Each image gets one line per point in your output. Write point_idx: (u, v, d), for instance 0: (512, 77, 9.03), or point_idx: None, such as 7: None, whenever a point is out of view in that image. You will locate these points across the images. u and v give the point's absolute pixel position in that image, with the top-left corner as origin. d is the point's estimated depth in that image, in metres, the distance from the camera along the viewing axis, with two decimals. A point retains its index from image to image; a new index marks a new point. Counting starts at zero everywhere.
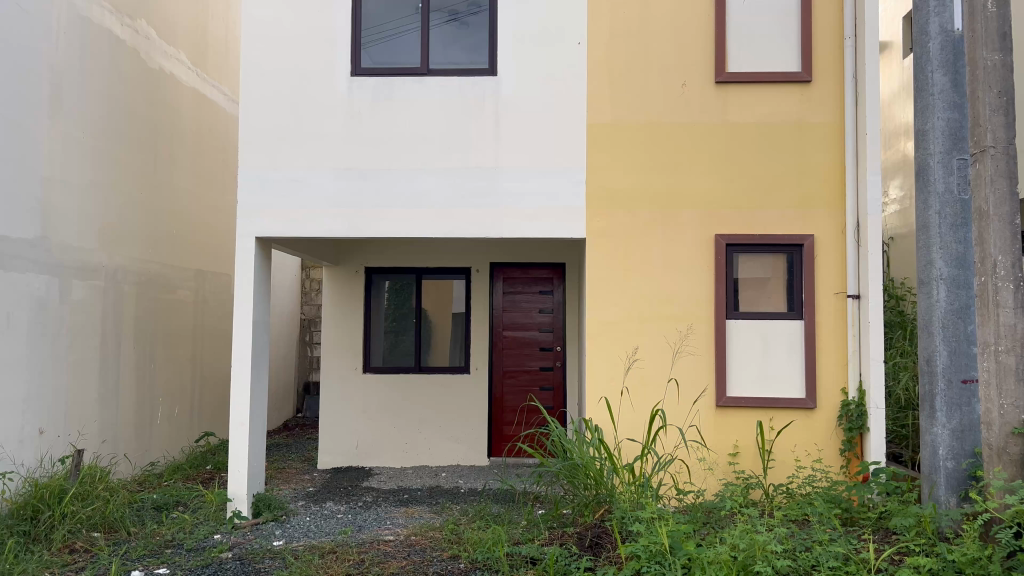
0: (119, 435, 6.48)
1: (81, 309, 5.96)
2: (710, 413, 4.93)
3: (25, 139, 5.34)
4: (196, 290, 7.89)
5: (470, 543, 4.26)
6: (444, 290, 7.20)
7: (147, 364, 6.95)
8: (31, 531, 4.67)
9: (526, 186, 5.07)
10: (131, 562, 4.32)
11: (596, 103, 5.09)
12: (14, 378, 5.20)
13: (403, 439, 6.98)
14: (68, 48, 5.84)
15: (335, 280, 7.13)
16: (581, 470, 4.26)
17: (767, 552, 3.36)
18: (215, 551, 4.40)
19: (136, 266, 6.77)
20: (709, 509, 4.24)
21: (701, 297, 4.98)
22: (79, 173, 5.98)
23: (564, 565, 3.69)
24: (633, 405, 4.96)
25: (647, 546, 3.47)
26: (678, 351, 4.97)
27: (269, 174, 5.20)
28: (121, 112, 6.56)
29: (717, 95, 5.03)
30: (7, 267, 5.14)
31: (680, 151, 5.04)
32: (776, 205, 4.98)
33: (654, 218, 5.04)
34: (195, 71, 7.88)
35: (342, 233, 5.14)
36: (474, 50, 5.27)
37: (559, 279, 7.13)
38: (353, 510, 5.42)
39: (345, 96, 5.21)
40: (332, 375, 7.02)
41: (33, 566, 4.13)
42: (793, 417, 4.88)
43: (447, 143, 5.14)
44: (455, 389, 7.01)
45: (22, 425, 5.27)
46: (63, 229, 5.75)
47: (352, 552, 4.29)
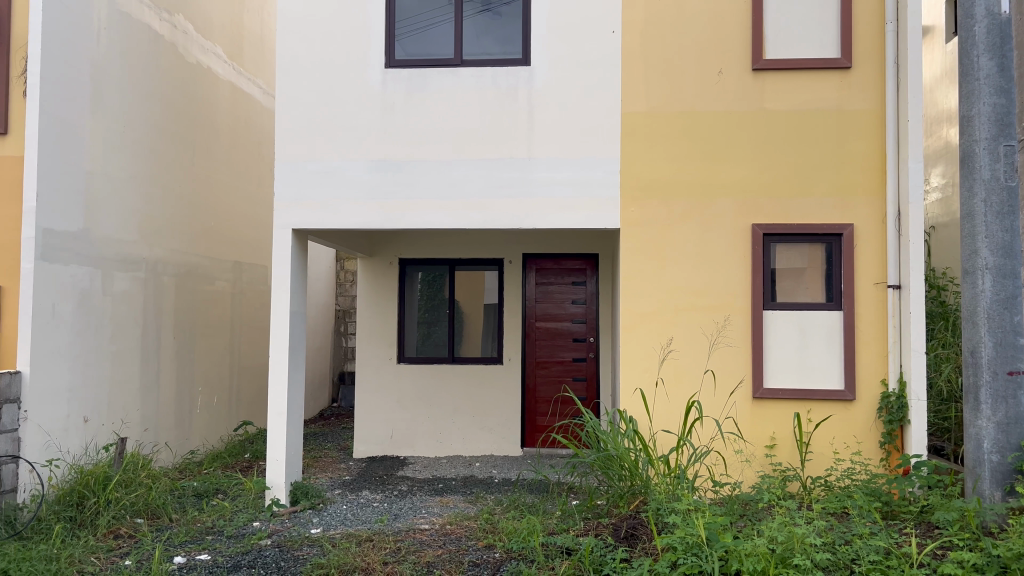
0: (160, 424, 6.60)
1: (123, 300, 6.07)
2: (747, 404, 4.88)
3: (67, 134, 5.45)
4: (234, 281, 8.01)
5: (504, 533, 4.28)
6: (477, 281, 7.22)
7: (187, 355, 7.07)
8: (77, 517, 4.80)
9: (560, 176, 5.05)
10: (173, 548, 4.41)
11: (631, 92, 5.05)
12: (58, 367, 5.30)
13: (437, 429, 7.02)
14: (109, 44, 5.93)
15: (369, 270, 7.18)
16: (616, 461, 4.25)
17: (806, 545, 3.34)
18: (254, 538, 4.47)
19: (175, 258, 6.88)
20: (746, 501, 4.21)
21: (737, 288, 4.93)
22: (120, 166, 6.08)
23: (600, 556, 3.68)
24: (668, 396, 4.93)
25: (684, 538, 3.45)
26: (714, 342, 4.92)
27: (305, 166, 5.25)
28: (160, 106, 6.65)
29: (755, 83, 4.96)
30: (51, 259, 5.26)
31: (716, 140, 4.98)
32: (815, 194, 4.91)
33: (689, 208, 4.98)
34: (231, 65, 7.96)
35: (377, 224, 5.18)
36: (507, 40, 5.27)
37: (592, 270, 7.10)
38: (388, 499, 5.47)
39: (380, 88, 5.23)
40: (367, 365, 7.10)
41: (79, 551, 4.23)
42: (831, 409, 4.82)
43: (480, 135, 5.14)
44: (488, 380, 7.02)
45: (67, 413, 5.39)
46: (104, 221, 5.86)
47: (389, 541, 4.34)
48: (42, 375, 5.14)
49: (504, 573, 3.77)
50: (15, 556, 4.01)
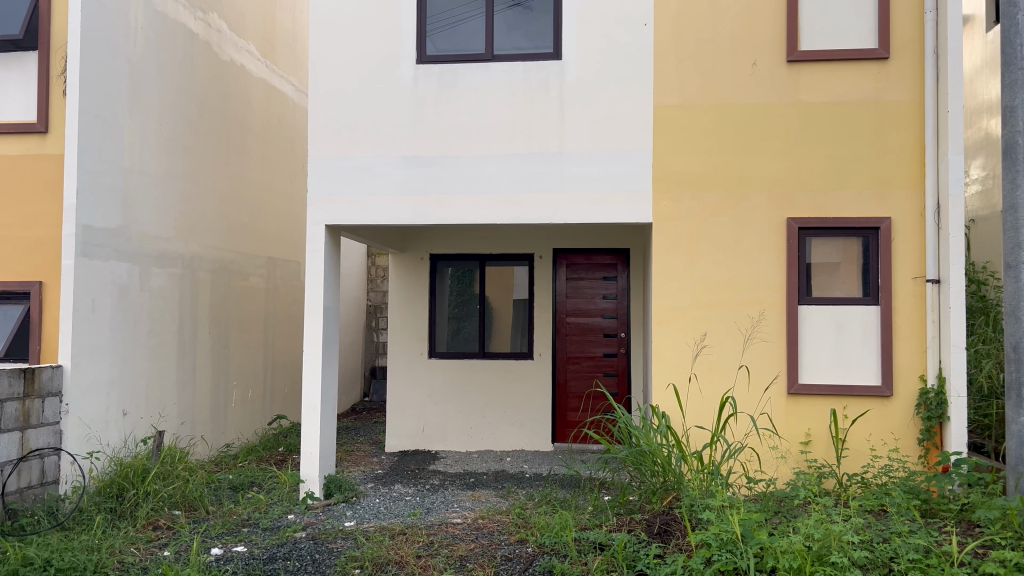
0: (196, 418, 6.71)
1: (160, 295, 6.17)
2: (782, 400, 4.83)
3: (106, 131, 5.54)
4: (268, 277, 8.10)
5: (537, 527, 4.29)
6: (507, 276, 7.22)
7: (222, 350, 7.17)
8: (117, 508, 4.89)
9: (591, 170, 5.03)
10: (210, 539, 4.48)
11: (663, 85, 5.00)
12: (98, 362, 5.40)
13: (468, 424, 7.04)
14: (145, 43, 6.02)
15: (401, 266, 7.22)
16: (648, 457, 4.24)
17: (843, 543, 3.29)
18: (289, 531, 4.53)
19: (210, 254, 6.97)
20: (781, 497, 4.17)
21: (772, 282, 4.87)
22: (156, 164, 6.17)
23: (633, 551, 3.67)
24: (702, 392, 4.90)
25: (718, 535, 3.42)
26: (749, 338, 4.87)
27: (338, 162, 5.29)
28: (195, 104, 6.74)
29: (790, 74, 4.90)
30: (91, 255, 5.35)
31: (750, 133, 4.92)
32: (852, 187, 4.83)
33: (722, 202, 4.93)
34: (264, 63, 8.04)
35: (408, 219, 5.21)
36: (538, 34, 5.26)
37: (623, 265, 7.07)
38: (420, 493, 5.50)
39: (411, 84, 5.26)
40: (399, 359, 7.14)
41: (119, 542, 4.30)
42: (868, 406, 4.75)
43: (511, 130, 5.14)
44: (520, 375, 7.02)
45: (107, 407, 5.50)
46: (141, 218, 5.95)
47: (422, 534, 4.36)
48: (82, 369, 5.23)
49: (537, 568, 3.77)
50: (58, 545, 4.08)
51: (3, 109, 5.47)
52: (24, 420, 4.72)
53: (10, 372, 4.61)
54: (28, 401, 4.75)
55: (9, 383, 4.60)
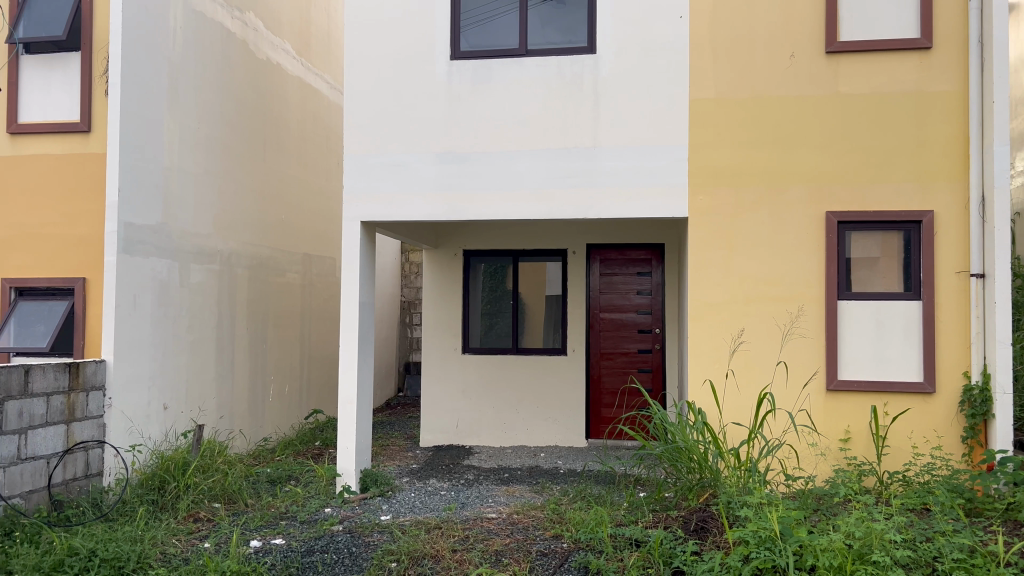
0: (235, 412, 6.81)
1: (199, 291, 6.26)
2: (821, 397, 4.76)
3: (147, 129, 5.63)
4: (304, 273, 8.19)
5: (572, 523, 4.28)
6: (540, 272, 7.21)
7: (260, 345, 7.26)
8: (159, 500, 4.98)
9: (626, 165, 5.00)
10: (250, 532, 4.54)
11: (699, 79, 4.95)
12: (139, 357, 5.50)
13: (503, 419, 7.06)
14: (184, 43, 6.10)
15: (434, 262, 7.25)
16: (685, 453, 4.20)
17: (886, 541, 3.25)
18: (327, 524, 4.58)
19: (248, 251, 7.07)
20: (821, 495, 4.11)
21: (810, 277, 4.80)
22: (195, 162, 6.26)
23: (669, 548, 3.65)
24: (739, 388, 4.85)
25: (756, 532, 3.38)
26: (787, 333, 4.81)
27: (373, 159, 5.34)
28: (232, 103, 6.83)
29: (829, 66, 4.82)
30: (132, 252, 5.45)
31: (788, 126, 4.85)
32: (893, 180, 4.74)
33: (759, 197, 4.87)
34: (300, 61, 8.13)
35: (443, 215, 5.23)
36: (572, 29, 5.24)
37: (658, 260, 7.01)
38: (455, 487, 5.53)
39: (445, 80, 5.27)
40: (433, 355, 7.18)
41: (161, 533, 4.38)
42: (910, 403, 4.67)
43: (545, 125, 5.13)
44: (553, 371, 7.02)
45: (149, 401, 5.60)
46: (181, 215, 6.04)
47: (457, 529, 4.38)
48: (124, 364, 5.33)
49: (573, 563, 3.76)
50: (103, 536, 4.16)
51: (47, 110, 5.57)
52: (69, 413, 4.82)
53: (56, 366, 4.71)
54: (73, 394, 4.86)
55: (55, 377, 4.70)
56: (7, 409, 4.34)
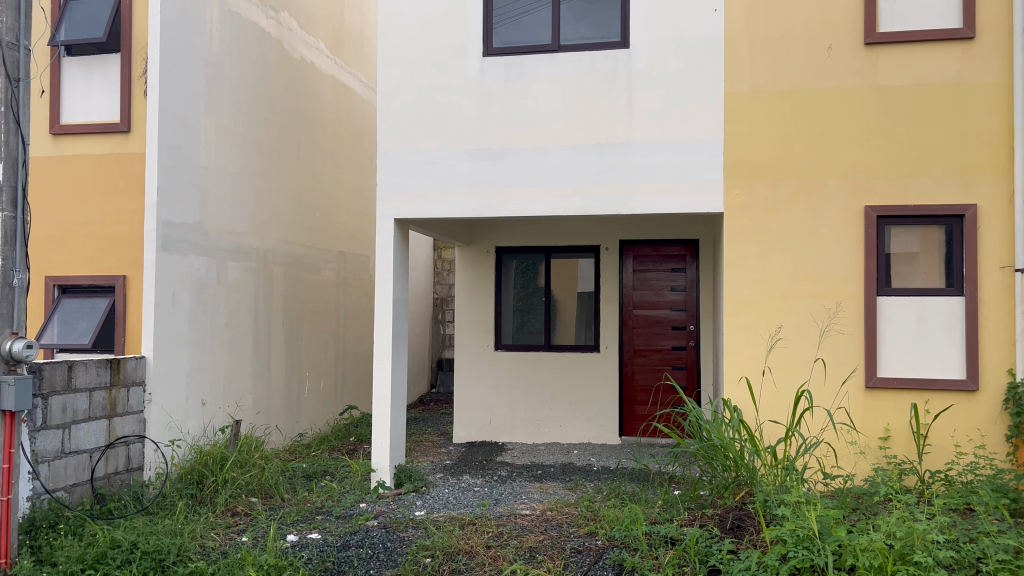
0: (271, 408, 6.89)
1: (236, 289, 6.34)
2: (860, 394, 4.69)
3: (184, 129, 5.72)
4: (339, 270, 8.26)
5: (606, 520, 4.26)
6: (573, 269, 7.18)
7: (296, 341, 7.34)
8: (198, 494, 5.06)
9: (660, 160, 4.96)
10: (286, 526, 4.60)
11: (734, 72, 4.89)
12: (178, 353, 5.59)
13: (536, 416, 7.06)
14: (221, 43, 6.18)
15: (467, 259, 7.27)
16: (720, 451, 4.17)
17: (928, 542, 3.19)
18: (362, 519, 4.61)
19: (283, 248, 7.14)
20: (860, 494, 4.05)
21: (849, 272, 4.72)
22: (231, 161, 6.34)
23: (705, 546, 3.62)
24: (776, 385, 4.79)
25: (794, 531, 3.34)
26: (825, 330, 4.74)
27: (406, 157, 5.37)
28: (268, 102, 6.90)
29: (868, 58, 4.73)
30: (171, 250, 5.54)
31: (826, 119, 4.77)
32: (935, 173, 4.64)
33: (796, 191, 4.80)
34: (334, 60, 8.19)
35: (476, 212, 5.24)
36: (605, 24, 5.21)
37: (692, 256, 6.93)
38: (489, 483, 5.54)
39: (478, 77, 5.28)
40: (466, 351, 7.21)
41: (200, 527, 4.45)
42: (952, 400, 4.57)
43: (578, 121, 5.11)
44: (586, 367, 6.99)
45: (187, 397, 5.69)
46: (218, 213, 6.12)
47: (491, 525, 4.39)
48: (163, 360, 5.42)
49: (608, 561, 3.75)
50: (144, 529, 4.24)
51: (88, 111, 5.68)
52: (111, 408, 4.92)
53: (98, 362, 4.81)
54: (114, 389, 4.96)
55: (97, 372, 4.80)
56: (52, 403, 4.43)
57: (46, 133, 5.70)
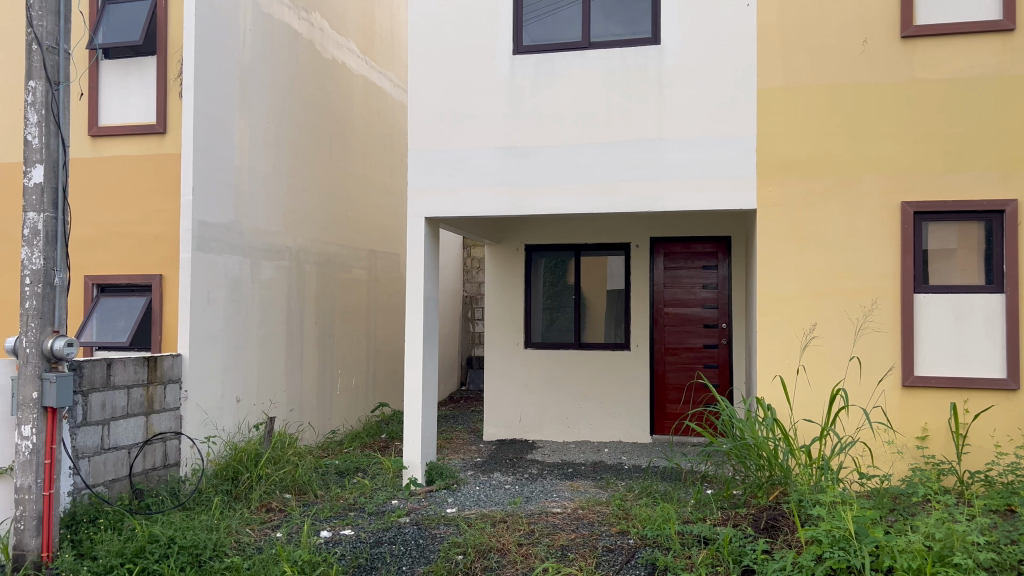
0: (304, 405, 6.97)
1: (269, 287, 6.42)
2: (897, 393, 4.62)
3: (219, 129, 5.79)
4: (370, 269, 8.32)
5: (638, 519, 4.24)
6: (603, 267, 7.15)
7: (328, 339, 7.41)
8: (233, 490, 5.13)
9: (691, 157, 4.93)
10: (320, 522, 4.64)
11: (767, 67, 4.84)
12: (213, 350, 5.67)
13: (566, 414, 7.05)
14: (253, 44, 6.24)
15: (496, 257, 7.28)
16: (754, 450, 4.12)
17: (968, 543, 3.11)
18: (394, 516, 4.64)
19: (315, 247, 7.21)
20: (896, 494, 3.99)
21: (885, 270, 4.65)
22: (265, 161, 6.42)
23: (739, 546, 3.59)
24: (810, 384, 4.74)
25: (830, 531, 3.30)
26: (861, 328, 4.67)
27: (437, 156, 5.39)
28: (300, 102, 6.97)
29: (904, 51, 4.65)
30: (206, 249, 5.62)
31: (861, 114, 4.70)
32: (974, 168, 4.55)
33: (831, 187, 4.74)
34: (365, 59, 8.25)
35: (506, 210, 5.24)
36: (635, 20, 5.18)
37: (724, 254, 6.87)
38: (519, 481, 5.55)
39: (508, 75, 5.28)
40: (496, 349, 7.22)
41: (235, 522, 4.51)
42: (992, 400, 4.48)
43: (609, 119, 5.09)
44: (617, 366, 6.97)
45: (222, 394, 5.77)
46: (251, 212, 6.20)
47: (523, 522, 4.40)
48: (199, 358, 5.50)
49: (640, 560, 3.73)
50: (181, 524, 4.30)
51: (125, 113, 5.78)
52: (148, 405, 5.00)
53: (136, 360, 4.90)
54: (151, 386, 5.04)
55: (135, 370, 4.88)
56: (91, 400, 4.52)
57: (84, 135, 5.81)
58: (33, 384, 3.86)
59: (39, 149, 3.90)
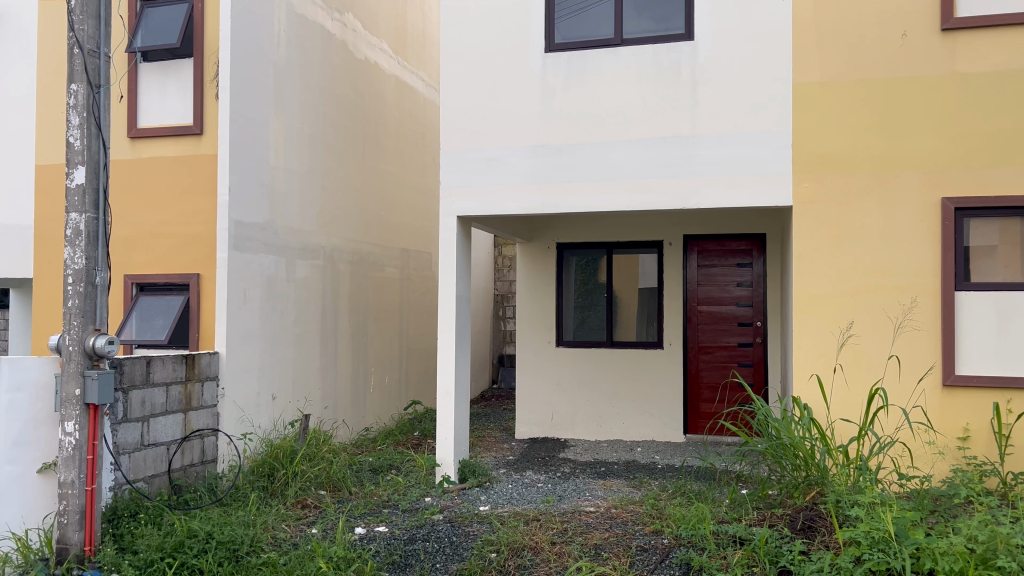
0: (338, 403, 7.03)
1: (304, 286, 6.49)
2: (937, 393, 4.53)
3: (254, 130, 5.86)
4: (403, 267, 8.36)
5: (672, 519, 4.21)
6: (635, 265, 7.10)
7: (361, 337, 7.47)
8: (269, 486, 5.19)
9: (725, 153, 4.88)
10: (354, 519, 4.68)
11: (803, 62, 4.77)
12: (250, 348, 5.75)
13: (599, 413, 7.03)
14: (288, 46, 6.31)
15: (528, 255, 7.27)
16: (790, 450, 4.07)
17: (1012, 546, 3.04)
18: (427, 513, 4.66)
19: (349, 246, 7.27)
20: (937, 495, 3.92)
21: (924, 267, 4.57)
22: (299, 161, 6.48)
23: (775, 547, 3.55)
24: (847, 383, 4.67)
25: (868, 532, 3.26)
26: (900, 326, 4.60)
27: (469, 154, 5.41)
28: (333, 102, 7.03)
29: (945, 44, 4.56)
30: (242, 248, 5.70)
31: (899, 109, 4.62)
32: (1017, 163, 4.44)
33: (868, 183, 4.66)
34: (397, 59, 8.29)
35: (538, 208, 5.24)
36: (668, 16, 5.15)
37: (759, 251, 6.80)
38: (552, 480, 5.55)
39: (540, 73, 5.27)
40: (528, 347, 7.22)
41: (272, 518, 4.57)
42: None
43: (641, 116, 5.06)
44: (650, 364, 6.93)
45: (258, 391, 5.84)
46: (286, 212, 6.27)
47: (556, 521, 4.39)
48: (235, 356, 5.57)
49: (674, 560, 3.71)
50: (218, 520, 4.36)
51: (163, 115, 5.87)
52: (186, 402, 5.08)
53: (174, 358, 4.98)
54: (189, 384, 5.12)
55: (173, 367, 4.96)
56: (132, 397, 4.60)
57: (123, 137, 5.92)
58: (76, 381, 3.95)
59: (82, 151, 3.98)
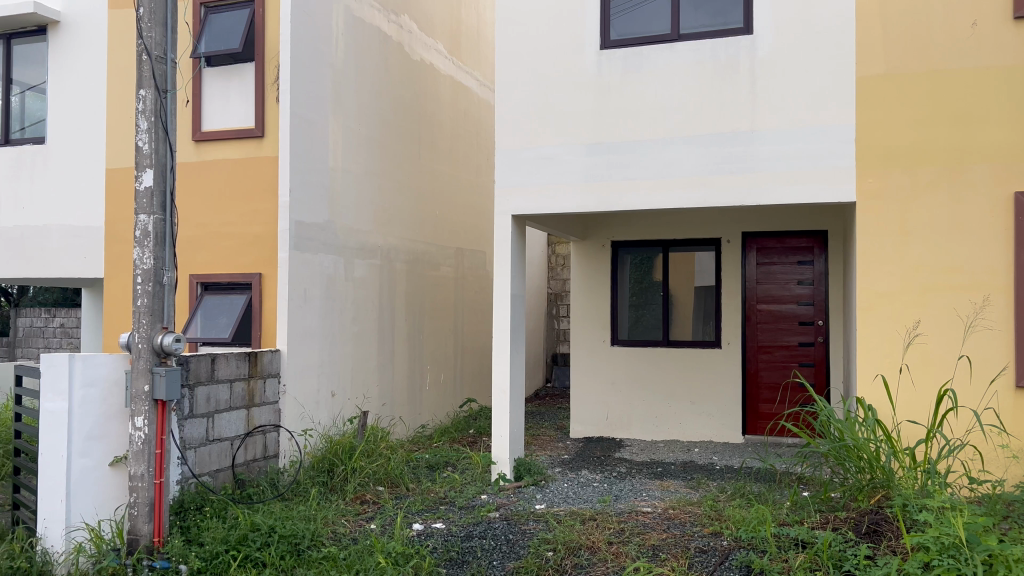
0: (396, 400, 7.12)
1: (362, 285, 6.58)
2: (1010, 395, 4.38)
3: (313, 132, 5.97)
4: (457, 266, 8.42)
5: (732, 521, 4.14)
6: (691, 263, 7.01)
7: (417, 335, 7.54)
8: (329, 482, 5.29)
9: (785, 149, 4.79)
10: (412, 515, 4.73)
11: (866, 55, 4.65)
12: (310, 345, 5.85)
13: (655, 412, 6.97)
14: (345, 48, 6.41)
15: (583, 253, 7.24)
16: (854, 451, 3.95)
17: None
18: (483, 510, 4.69)
19: (405, 245, 7.35)
20: (1010, 501, 3.78)
21: (996, 264, 4.41)
22: (357, 161, 6.58)
23: (839, 550, 3.48)
24: (914, 384, 4.54)
25: (938, 538, 3.17)
26: (970, 326, 4.45)
27: (524, 152, 5.41)
28: (389, 102, 7.11)
29: (1018, 32, 4.39)
30: (302, 248, 5.81)
31: (970, 100, 4.47)
32: None
33: (937, 177, 4.52)
34: (452, 60, 8.34)
35: (594, 206, 5.22)
36: (726, 10, 5.07)
37: (820, 248, 6.65)
38: (608, 479, 5.52)
39: (596, 70, 5.25)
40: (583, 346, 7.20)
41: (332, 513, 4.64)
42: None
43: (699, 112, 5.00)
44: (707, 364, 6.84)
45: (318, 388, 5.95)
46: (344, 212, 6.36)
47: (612, 521, 4.37)
48: (296, 353, 5.69)
49: (734, 562, 3.65)
50: (281, 514, 4.46)
51: (225, 118, 6.02)
52: (249, 398, 5.20)
53: (238, 355, 5.10)
54: (252, 380, 5.24)
55: (237, 365, 5.08)
56: (197, 393, 4.73)
57: (188, 139, 6.08)
58: (144, 378, 4.07)
59: (150, 155, 4.10)
